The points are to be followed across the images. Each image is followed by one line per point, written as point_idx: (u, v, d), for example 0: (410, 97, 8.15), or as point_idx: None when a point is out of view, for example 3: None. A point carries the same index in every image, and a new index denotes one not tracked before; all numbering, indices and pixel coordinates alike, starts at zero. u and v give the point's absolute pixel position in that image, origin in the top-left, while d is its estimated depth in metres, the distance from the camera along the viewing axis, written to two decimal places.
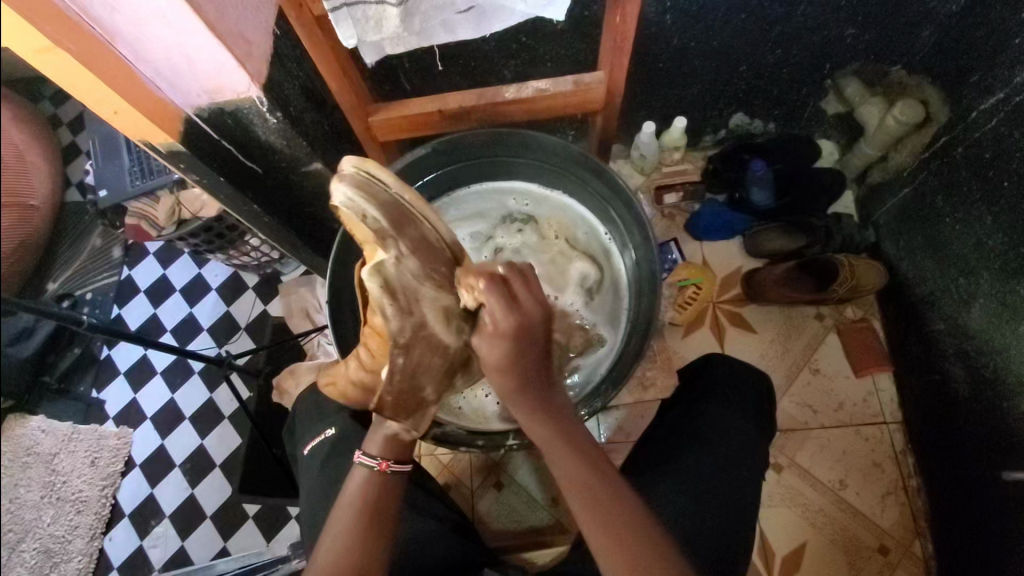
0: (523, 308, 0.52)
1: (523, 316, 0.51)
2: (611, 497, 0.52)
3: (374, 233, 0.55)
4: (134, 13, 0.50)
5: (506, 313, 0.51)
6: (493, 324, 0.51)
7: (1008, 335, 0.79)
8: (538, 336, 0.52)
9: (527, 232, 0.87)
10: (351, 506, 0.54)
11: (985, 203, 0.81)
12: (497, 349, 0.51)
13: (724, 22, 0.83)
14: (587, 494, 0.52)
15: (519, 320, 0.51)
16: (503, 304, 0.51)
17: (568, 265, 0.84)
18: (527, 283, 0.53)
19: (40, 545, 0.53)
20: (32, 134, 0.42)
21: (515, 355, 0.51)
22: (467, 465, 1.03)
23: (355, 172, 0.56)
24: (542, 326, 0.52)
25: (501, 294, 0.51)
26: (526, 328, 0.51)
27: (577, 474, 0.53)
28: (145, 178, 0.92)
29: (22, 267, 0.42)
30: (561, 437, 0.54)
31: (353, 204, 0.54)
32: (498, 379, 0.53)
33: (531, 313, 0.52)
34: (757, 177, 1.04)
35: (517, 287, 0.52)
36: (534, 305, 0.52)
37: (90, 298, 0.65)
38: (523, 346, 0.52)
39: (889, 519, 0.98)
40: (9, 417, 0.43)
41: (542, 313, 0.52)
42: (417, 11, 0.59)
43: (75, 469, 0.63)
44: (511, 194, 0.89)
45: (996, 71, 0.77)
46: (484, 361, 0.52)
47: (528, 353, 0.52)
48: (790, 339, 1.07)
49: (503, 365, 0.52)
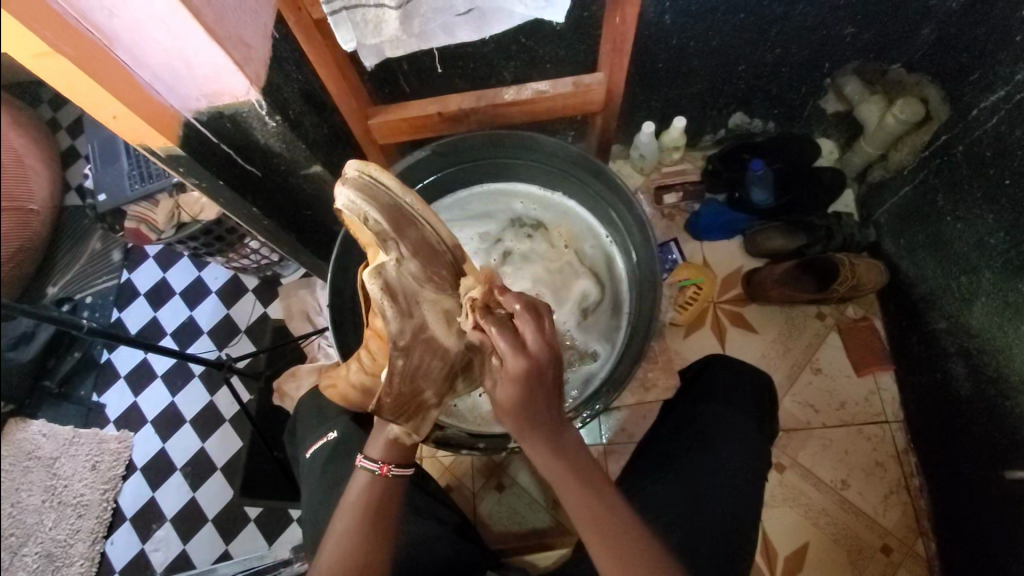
0: (532, 352, 0.50)
1: (533, 358, 0.50)
2: (627, 540, 0.50)
3: (375, 235, 0.56)
4: (132, 17, 0.50)
5: (516, 356, 0.50)
6: (504, 366, 0.50)
7: (1010, 333, 0.79)
8: (549, 377, 0.51)
9: (536, 239, 0.87)
10: (353, 509, 0.53)
11: (986, 202, 0.81)
12: (507, 392, 0.50)
13: (724, 22, 0.83)
14: (604, 536, 0.50)
15: (528, 363, 0.50)
16: (512, 344, 0.50)
17: (571, 281, 0.85)
18: (539, 324, 0.52)
19: (41, 550, 0.53)
20: (32, 138, 0.42)
21: (527, 397, 0.50)
22: (468, 467, 1.03)
23: (358, 175, 0.57)
24: (552, 367, 0.51)
25: (510, 340, 0.51)
26: (536, 370, 0.50)
27: (591, 515, 0.51)
28: (144, 181, 0.95)
29: (21, 270, 0.42)
30: (576, 482, 0.51)
31: (354, 206, 0.56)
32: (511, 423, 0.51)
33: (541, 355, 0.50)
34: (757, 177, 1.04)
35: (526, 330, 0.51)
36: (543, 347, 0.51)
37: (90, 301, 0.65)
38: (533, 390, 0.50)
39: (891, 518, 0.98)
40: (9, 421, 0.42)
41: (551, 355, 0.51)
42: (416, 13, 0.59)
43: (77, 473, 0.63)
44: (518, 198, 0.89)
45: (997, 69, 0.77)
46: (495, 404, 0.52)
47: (539, 395, 0.50)
48: (792, 339, 1.07)
49: (513, 408, 0.50)
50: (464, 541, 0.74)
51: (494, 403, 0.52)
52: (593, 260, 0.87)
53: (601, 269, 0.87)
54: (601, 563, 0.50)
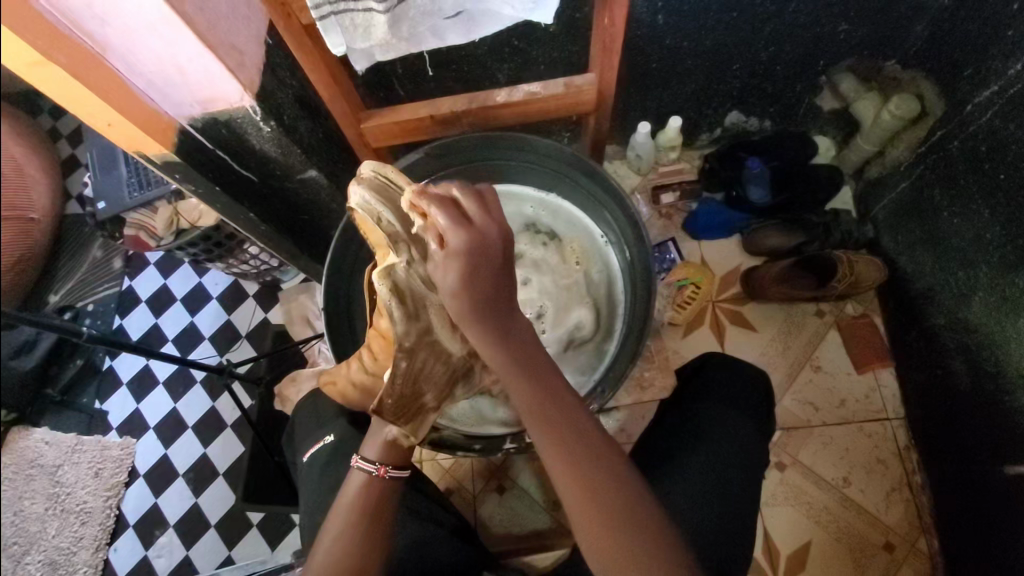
0: (477, 226, 0.49)
1: (476, 232, 0.49)
2: (604, 481, 0.49)
3: (387, 235, 0.58)
4: (125, 25, 0.51)
5: (457, 229, 0.48)
6: (445, 244, 0.49)
7: (1008, 328, 0.79)
8: (496, 256, 0.49)
9: (550, 248, 0.87)
10: (346, 509, 0.54)
11: (983, 197, 0.81)
12: (451, 270, 0.48)
13: (716, 20, 0.83)
14: (581, 477, 0.49)
15: (473, 238, 0.48)
16: (454, 221, 0.49)
17: (569, 307, 0.84)
18: (482, 203, 0.51)
19: (45, 557, 0.53)
20: (31, 148, 0.42)
21: (472, 273, 0.48)
22: (468, 469, 1.03)
23: (373, 176, 0.60)
24: (499, 244, 0.50)
25: (452, 215, 0.49)
26: (480, 243, 0.49)
27: (567, 454, 0.49)
28: (143, 189, 0.92)
29: (25, 278, 0.43)
30: (540, 395, 0.50)
31: (368, 206, 0.58)
32: (456, 305, 0.49)
33: (487, 231, 0.49)
34: (755, 175, 1.04)
35: (470, 207, 0.50)
36: (489, 223, 0.49)
37: (90, 309, 0.65)
38: (478, 267, 0.48)
39: (895, 515, 0.98)
40: (13, 428, 0.43)
41: (497, 231, 0.49)
42: (405, 17, 0.59)
43: (79, 480, 0.65)
44: (528, 202, 0.89)
45: (990, 64, 0.77)
46: (439, 286, 0.49)
47: (485, 270, 0.49)
48: (791, 337, 1.07)
49: (459, 284, 0.48)
50: (463, 543, 0.74)
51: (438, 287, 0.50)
52: (598, 285, 0.87)
53: (597, 283, 0.87)
54: (567, 493, 0.49)
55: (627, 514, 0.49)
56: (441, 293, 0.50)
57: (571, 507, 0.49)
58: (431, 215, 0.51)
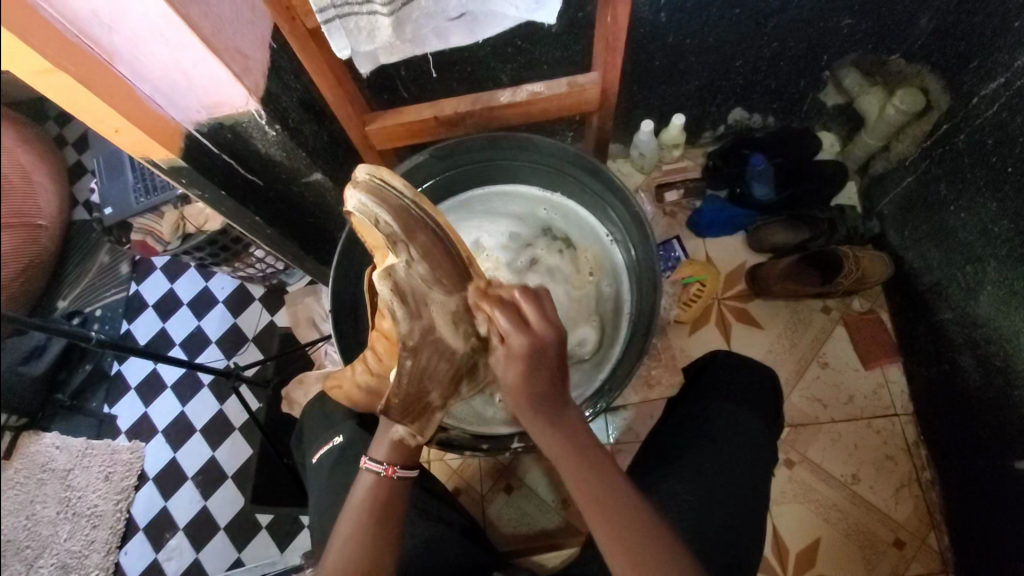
0: (535, 329, 0.51)
1: (535, 336, 0.50)
2: (658, 564, 0.50)
3: (386, 237, 0.58)
4: (131, 31, 0.51)
5: (518, 333, 0.50)
6: (506, 344, 0.51)
7: (1017, 322, 0.78)
8: (554, 358, 0.51)
9: (565, 256, 0.87)
10: (355, 510, 0.54)
11: (989, 189, 0.81)
12: (513, 369, 0.50)
13: (719, 16, 0.83)
14: (637, 563, 0.50)
15: (532, 339, 0.50)
16: (515, 324, 0.51)
17: (575, 323, 0.83)
18: (539, 305, 0.52)
19: (57, 561, 0.54)
20: (36, 154, 0.43)
21: (530, 377, 0.50)
22: (476, 469, 1.03)
23: (368, 178, 0.59)
24: (557, 341, 0.51)
25: (513, 319, 0.51)
26: (539, 346, 0.50)
27: (625, 544, 0.50)
28: (149, 194, 0.94)
29: (33, 284, 0.43)
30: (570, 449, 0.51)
31: (365, 209, 0.57)
32: (516, 401, 0.52)
33: (544, 332, 0.51)
34: (757, 172, 1.05)
35: (529, 309, 0.52)
36: (546, 325, 0.51)
37: (99, 314, 0.66)
38: (537, 369, 0.50)
39: (903, 512, 0.97)
40: (24, 434, 0.44)
41: (555, 334, 0.51)
42: (408, 19, 0.60)
43: (90, 484, 0.65)
44: (542, 204, 0.89)
45: (996, 56, 0.76)
46: (501, 381, 0.52)
47: (545, 373, 0.50)
48: (797, 333, 1.06)
49: (518, 387, 0.50)
50: (472, 543, 0.74)
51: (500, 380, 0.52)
52: (608, 299, 0.86)
53: (606, 297, 0.86)
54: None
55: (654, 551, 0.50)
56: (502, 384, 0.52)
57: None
58: (495, 317, 0.53)
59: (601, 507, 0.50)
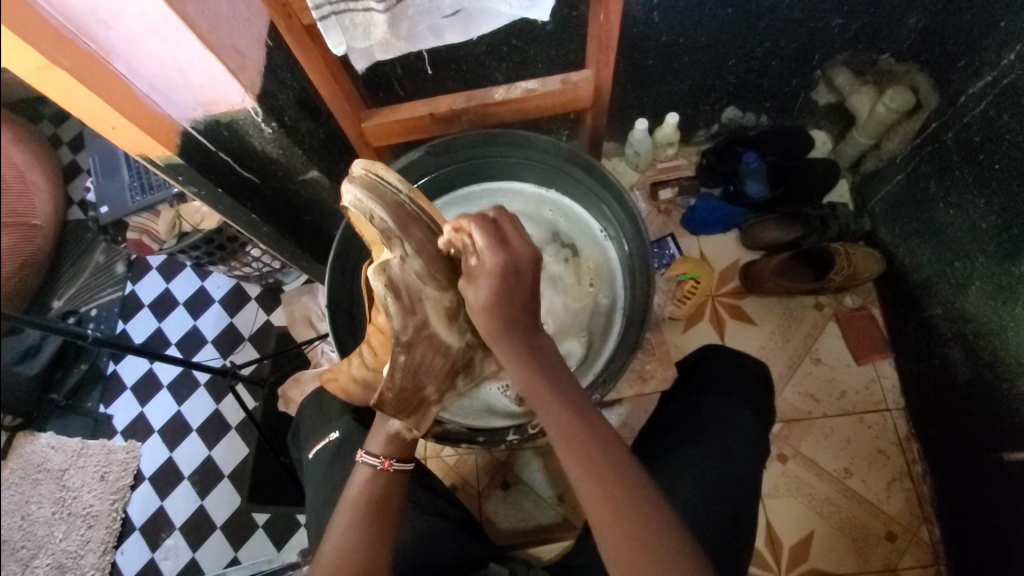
0: (513, 249, 0.53)
1: (512, 254, 0.53)
2: (637, 506, 0.50)
3: (380, 233, 0.58)
4: (128, 30, 0.51)
5: (493, 252, 0.52)
6: (483, 262, 0.53)
7: (1006, 317, 0.79)
8: (526, 276, 0.53)
9: (569, 266, 0.87)
10: (353, 504, 0.55)
11: (977, 186, 0.82)
12: (485, 288, 0.52)
13: (711, 16, 0.84)
14: (611, 500, 0.49)
15: (507, 259, 0.52)
16: (492, 241, 0.53)
17: (565, 335, 0.84)
18: (515, 226, 0.56)
19: (53, 560, 0.54)
20: (32, 156, 0.43)
21: (503, 293, 0.52)
22: (472, 465, 1.04)
23: (365, 175, 0.59)
24: (529, 266, 0.54)
25: (491, 235, 0.53)
26: (515, 265, 0.53)
27: (596, 479, 0.50)
28: (145, 193, 0.93)
29: (28, 283, 0.43)
30: (538, 371, 0.51)
31: (360, 204, 0.57)
32: (484, 319, 0.52)
33: (520, 252, 0.53)
34: (752, 170, 1.05)
35: (508, 230, 0.55)
36: (522, 247, 0.54)
37: (95, 313, 0.66)
38: (512, 287, 0.52)
39: (896, 505, 0.98)
40: (20, 433, 0.44)
41: (530, 255, 0.54)
42: (403, 16, 0.60)
43: (86, 483, 0.66)
44: (543, 206, 0.89)
45: (983, 55, 0.77)
46: (471, 302, 0.53)
47: (517, 289, 0.53)
48: (791, 329, 1.07)
49: (491, 303, 0.52)
50: (470, 538, 0.74)
51: (470, 302, 0.53)
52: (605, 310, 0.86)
53: (602, 310, 0.86)
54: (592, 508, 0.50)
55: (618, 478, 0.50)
56: (471, 308, 0.53)
57: (590, 510, 0.50)
58: (471, 233, 0.54)
59: (571, 430, 0.50)
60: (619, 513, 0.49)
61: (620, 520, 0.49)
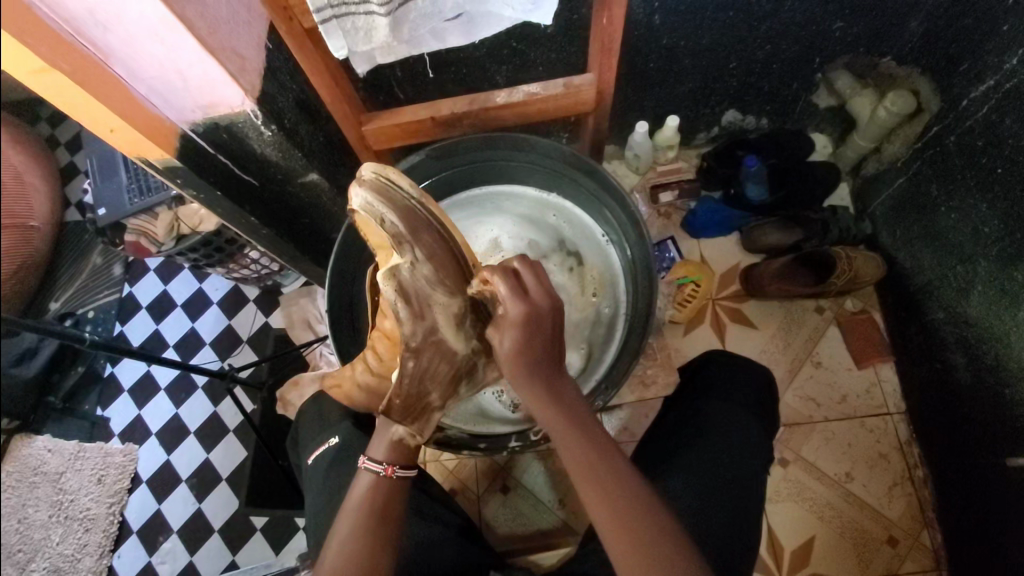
0: (533, 298, 0.54)
1: (532, 304, 0.53)
2: (654, 533, 0.49)
3: (391, 237, 0.57)
4: (127, 31, 0.51)
5: (515, 302, 0.53)
6: (506, 312, 0.53)
7: (1007, 321, 0.79)
8: (549, 325, 0.54)
9: (572, 274, 0.87)
10: (354, 510, 0.54)
11: (979, 190, 0.82)
12: (509, 337, 0.53)
13: (713, 19, 0.84)
14: (627, 530, 0.49)
15: (529, 309, 0.53)
16: (513, 291, 0.53)
17: (566, 343, 0.84)
18: (537, 275, 0.55)
19: (50, 564, 0.53)
20: (30, 157, 0.43)
21: (527, 343, 0.53)
22: (472, 470, 1.03)
23: (375, 177, 0.58)
24: (551, 315, 0.54)
25: (512, 285, 0.54)
26: (536, 315, 0.53)
27: (620, 525, 0.49)
28: (143, 194, 0.91)
29: (26, 286, 0.43)
30: (564, 420, 0.52)
31: (370, 208, 0.57)
32: (510, 367, 0.53)
33: (542, 302, 0.54)
34: (751, 173, 1.04)
35: (528, 279, 0.55)
36: (544, 295, 0.54)
37: (92, 316, 0.65)
38: (534, 335, 0.53)
39: (896, 510, 0.98)
40: (16, 438, 0.43)
41: (552, 304, 0.54)
42: (405, 20, 0.60)
43: (82, 487, 0.65)
44: (545, 211, 0.89)
45: (986, 59, 0.77)
46: (498, 351, 0.54)
47: (539, 338, 0.53)
48: (791, 333, 1.07)
49: (514, 351, 0.53)
50: (470, 544, 0.74)
51: (497, 350, 0.54)
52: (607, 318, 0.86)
53: (604, 318, 0.86)
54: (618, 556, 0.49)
55: (637, 507, 0.50)
56: (497, 356, 0.54)
57: (615, 557, 0.49)
58: (493, 283, 0.55)
59: (595, 475, 0.50)
60: (641, 555, 0.49)
61: (645, 566, 0.48)
